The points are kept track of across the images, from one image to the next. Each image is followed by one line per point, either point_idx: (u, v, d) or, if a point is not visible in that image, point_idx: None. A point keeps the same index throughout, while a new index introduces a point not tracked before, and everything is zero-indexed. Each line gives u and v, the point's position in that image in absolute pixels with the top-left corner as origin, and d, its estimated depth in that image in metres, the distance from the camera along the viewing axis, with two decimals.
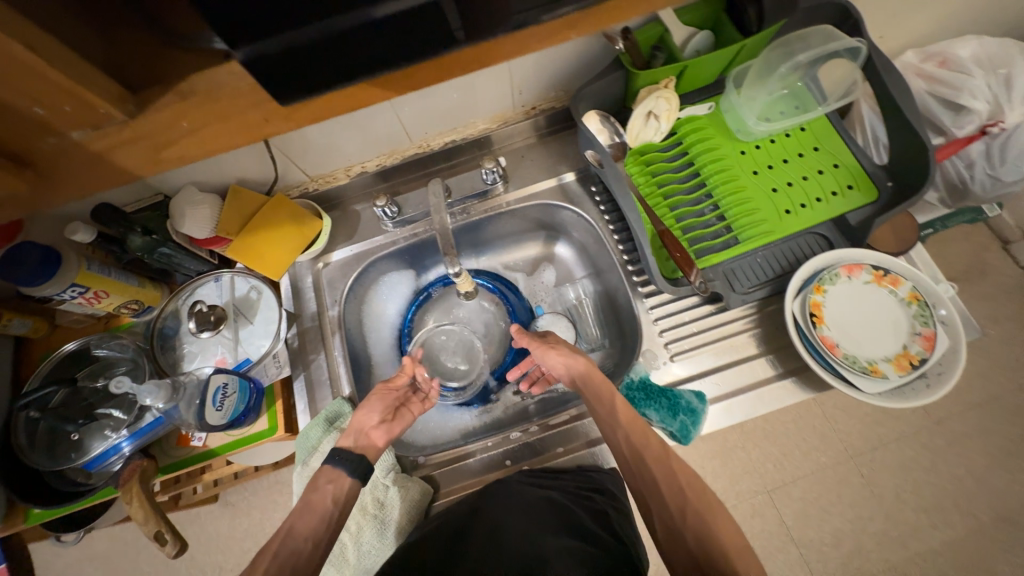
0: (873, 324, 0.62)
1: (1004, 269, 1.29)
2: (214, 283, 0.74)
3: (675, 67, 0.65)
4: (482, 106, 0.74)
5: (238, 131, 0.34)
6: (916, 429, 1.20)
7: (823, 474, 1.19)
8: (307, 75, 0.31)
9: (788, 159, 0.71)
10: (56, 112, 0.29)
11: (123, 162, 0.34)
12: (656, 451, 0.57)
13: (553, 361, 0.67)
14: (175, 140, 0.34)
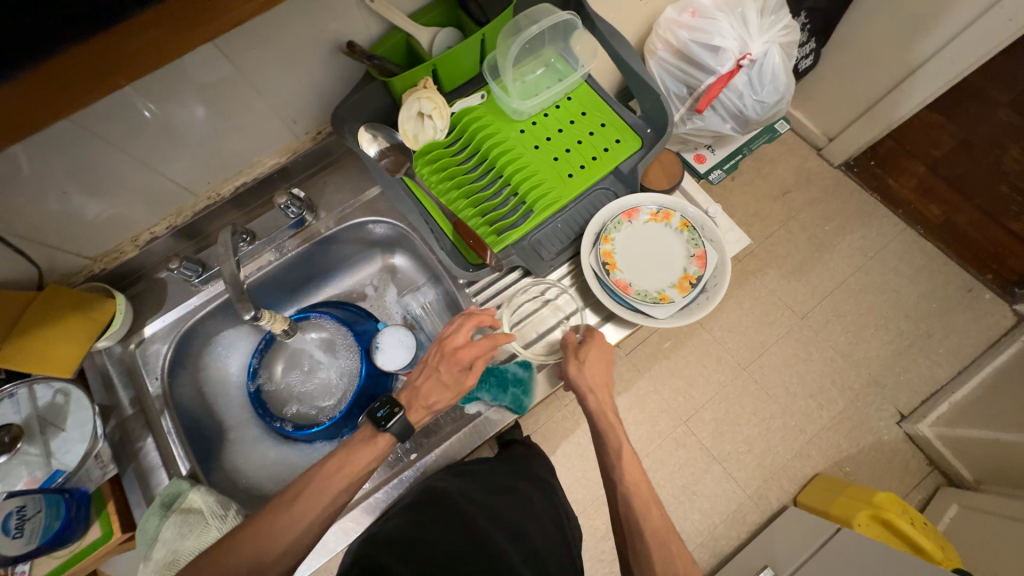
0: (657, 257, 0.70)
1: (824, 171, 1.46)
2: (10, 400, 0.66)
3: (426, 66, 0.67)
4: (261, 144, 0.73)
5: None
6: (787, 328, 1.34)
7: (726, 392, 1.30)
8: None
9: (562, 129, 0.76)
10: None
11: None
12: (646, 492, 0.61)
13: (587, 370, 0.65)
14: None
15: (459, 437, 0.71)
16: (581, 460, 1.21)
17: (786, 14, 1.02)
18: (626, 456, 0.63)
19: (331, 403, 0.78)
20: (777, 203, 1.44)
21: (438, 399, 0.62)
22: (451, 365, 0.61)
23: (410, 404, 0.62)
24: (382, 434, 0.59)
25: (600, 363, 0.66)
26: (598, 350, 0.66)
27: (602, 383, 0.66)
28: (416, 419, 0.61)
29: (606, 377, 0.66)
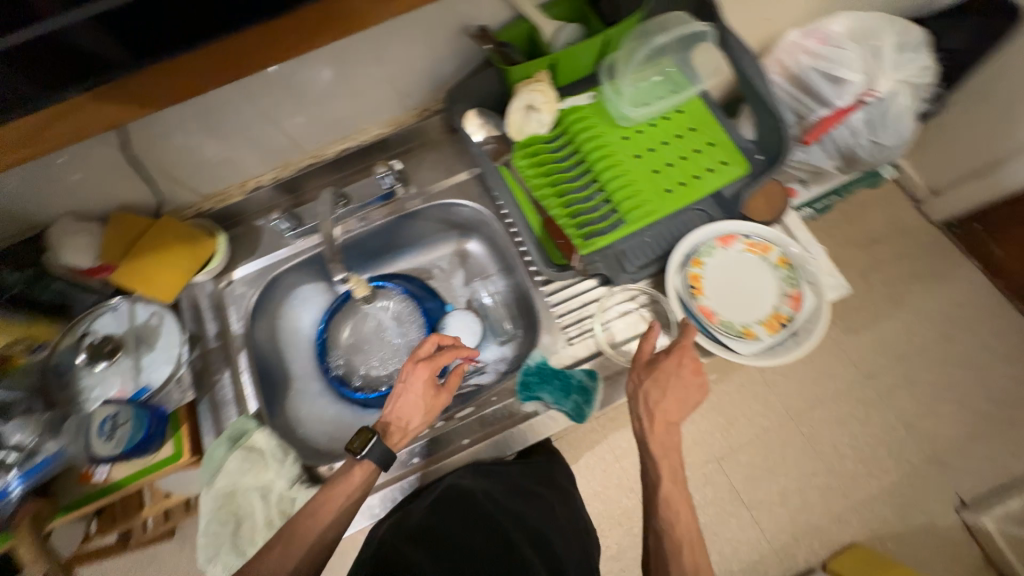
0: (748, 289, 0.66)
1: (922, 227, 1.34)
2: (112, 314, 0.73)
3: (546, 60, 0.67)
4: (371, 112, 0.75)
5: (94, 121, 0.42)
6: (848, 385, 1.25)
7: (768, 436, 1.23)
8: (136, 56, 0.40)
9: (667, 141, 0.74)
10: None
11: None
12: (689, 521, 0.58)
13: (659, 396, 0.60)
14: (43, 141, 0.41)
15: (512, 434, 0.68)
16: (603, 477, 1.16)
17: (925, 54, 0.95)
18: (673, 481, 0.60)
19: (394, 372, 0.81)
20: (863, 250, 1.33)
21: (411, 419, 0.65)
22: (421, 383, 0.65)
23: (386, 429, 0.64)
24: (359, 463, 0.61)
25: (677, 382, 0.60)
26: (681, 362, 0.61)
27: (666, 399, 0.61)
28: (394, 443, 0.63)
29: (683, 401, 0.61)
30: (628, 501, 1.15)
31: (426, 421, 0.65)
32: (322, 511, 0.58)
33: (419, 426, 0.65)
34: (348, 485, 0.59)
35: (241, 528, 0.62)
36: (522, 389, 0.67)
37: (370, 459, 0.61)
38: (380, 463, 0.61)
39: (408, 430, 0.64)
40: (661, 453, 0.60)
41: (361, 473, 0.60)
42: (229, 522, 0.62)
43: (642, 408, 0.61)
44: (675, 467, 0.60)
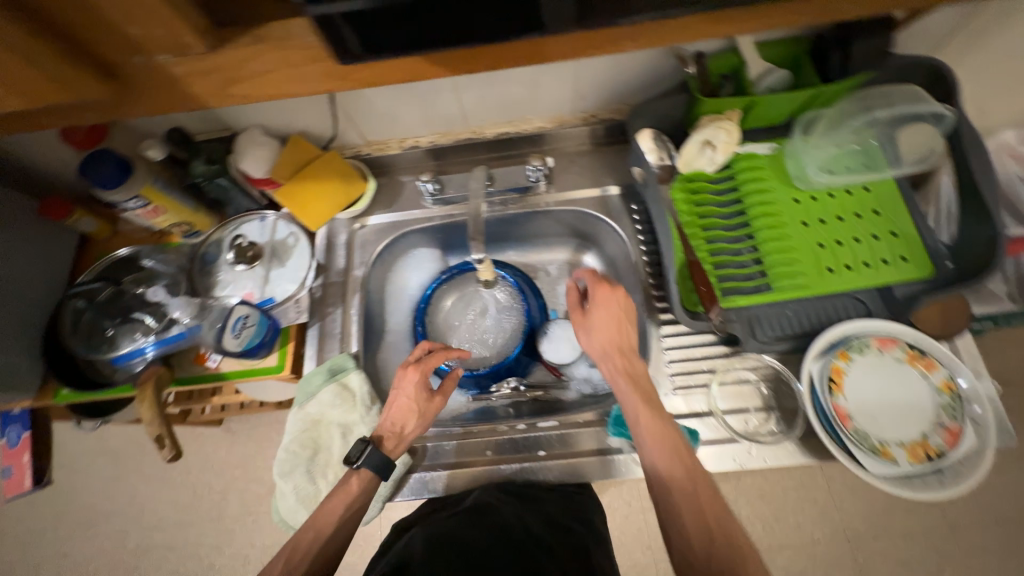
0: (896, 404, 0.58)
1: None
2: (259, 222, 0.79)
3: (744, 100, 0.64)
4: (543, 105, 0.75)
5: (307, 79, 0.38)
6: None
7: (816, 550, 0.97)
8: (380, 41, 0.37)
9: (843, 217, 0.67)
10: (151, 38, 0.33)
11: (193, 90, 0.37)
12: (695, 477, 0.52)
13: (601, 325, 0.62)
14: (244, 78, 0.38)
15: (592, 464, 0.64)
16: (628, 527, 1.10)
17: None
18: (665, 436, 0.54)
19: (481, 358, 0.80)
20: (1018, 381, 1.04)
21: (406, 424, 0.64)
22: (415, 387, 0.65)
23: (381, 437, 0.63)
24: (355, 471, 0.60)
25: (602, 308, 0.62)
26: (617, 297, 0.62)
27: (621, 328, 0.61)
28: (390, 449, 0.62)
29: (614, 329, 0.61)
30: (637, 556, 1.03)
31: (421, 426, 0.64)
32: (321, 522, 0.57)
33: (414, 431, 0.64)
34: (346, 492, 0.59)
35: (318, 457, 0.65)
36: (615, 423, 0.63)
37: (366, 467, 0.60)
38: (378, 471, 0.60)
39: (404, 435, 0.64)
40: (627, 392, 0.58)
41: (356, 481, 0.60)
42: (309, 449, 0.65)
43: (594, 354, 0.62)
44: (657, 414, 0.56)
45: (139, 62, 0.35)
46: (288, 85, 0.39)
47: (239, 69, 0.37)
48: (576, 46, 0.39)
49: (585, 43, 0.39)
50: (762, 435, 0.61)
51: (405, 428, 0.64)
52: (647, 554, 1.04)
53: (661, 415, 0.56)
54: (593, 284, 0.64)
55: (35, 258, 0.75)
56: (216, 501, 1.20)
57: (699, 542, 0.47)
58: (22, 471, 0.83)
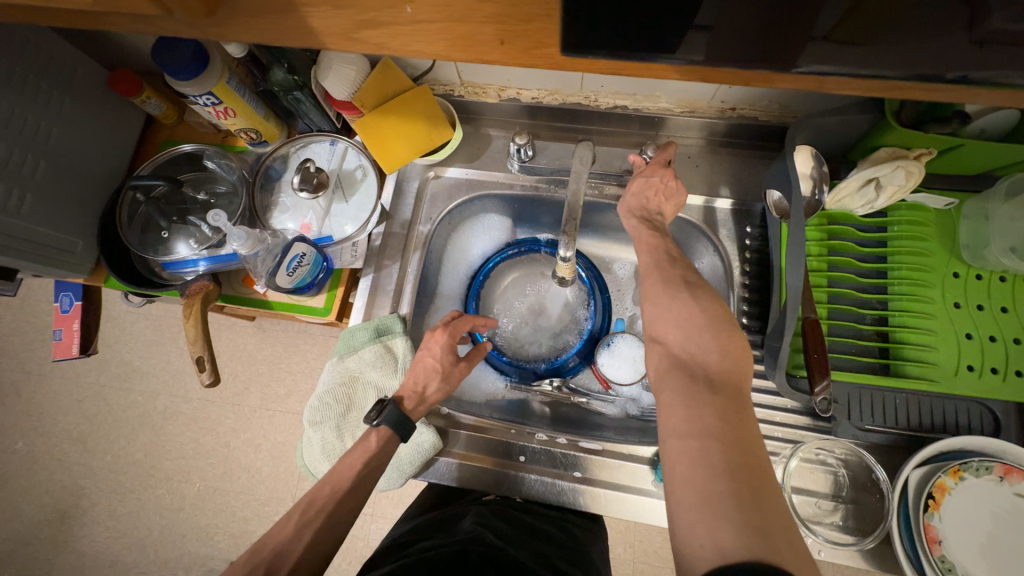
0: (998, 543, 0.50)
1: None
2: (328, 146, 0.71)
3: (948, 140, 0.50)
4: (679, 83, 0.62)
5: (463, 43, 0.28)
6: None
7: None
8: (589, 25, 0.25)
9: (1010, 310, 0.55)
10: None
11: (313, 23, 0.27)
12: (706, 332, 0.44)
13: (642, 189, 0.61)
14: (380, 24, 0.27)
15: (624, 504, 0.59)
16: None
17: None
18: (670, 302, 0.48)
19: (531, 347, 0.74)
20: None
21: (428, 385, 0.61)
22: (448, 350, 0.61)
23: (402, 395, 0.59)
24: (375, 429, 0.56)
25: (637, 190, 0.61)
26: (666, 173, 0.60)
27: (657, 195, 0.60)
28: (411, 411, 0.58)
29: (656, 186, 0.60)
30: (618, 553, 1.01)
31: (444, 391, 0.61)
32: (337, 479, 0.53)
33: (438, 395, 0.61)
34: (365, 450, 0.55)
35: (350, 414, 0.63)
36: None
37: (385, 425, 0.56)
38: (397, 431, 0.56)
39: (425, 396, 0.60)
40: (641, 230, 0.58)
41: (372, 441, 0.56)
42: (341, 404, 0.63)
43: (624, 205, 0.62)
44: (665, 280, 0.51)
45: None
46: (425, 45, 0.28)
47: (378, 11, 0.26)
48: (827, 81, 0.28)
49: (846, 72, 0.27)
50: (822, 523, 0.55)
51: (428, 390, 0.60)
52: (628, 551, 1.01)
53: (670, 281, 0.50)
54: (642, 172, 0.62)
55: (101, 136, 0.71)
56: (239, 390, 1.25)
57: (684, 395, 0.40)
58: (71, 337, 0.86)
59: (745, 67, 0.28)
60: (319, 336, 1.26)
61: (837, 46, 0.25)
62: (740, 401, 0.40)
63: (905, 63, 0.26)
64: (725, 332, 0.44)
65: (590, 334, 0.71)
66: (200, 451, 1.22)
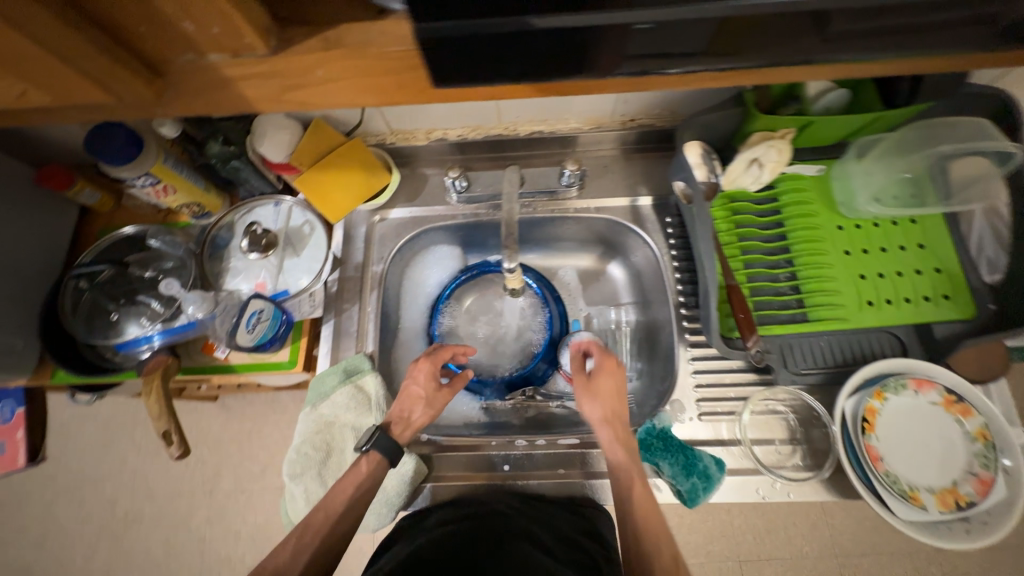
0: (928, 450, 0.57)
1: None
2: (273, 207, 0.74)
3: (801, 120, 0.60)
4: (583, 105, 0.71)
5: (373, 89, 0.32)
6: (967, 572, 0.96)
7: (803, 564, 0.98)
8: (473, 58, 0.30)
9: (887, 249, 0.65)
10: (203, 32, 0.28)
11: (246, 92, 0.31)
12: (624, 470, 0.56)
13: (603, 386, 0.61)
14: (303, 85, 0.31)
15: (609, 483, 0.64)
16: None
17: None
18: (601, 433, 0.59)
19: (503, 362, 0.77)
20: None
21: (415, 411, 0.62)
22: (431, 376, 0.63)
23: (390, 420, 0.61)
24: (364, 456, 0.57)
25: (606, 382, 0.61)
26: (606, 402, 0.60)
27: (614, 398, 0.60)
28: (397, 434, 0.60)
29: (617, 392, 0.61)
30: None
31: (432, 416, 0.63)
32: (331, 503, 0.54)
33: (426, 421, 0.62)
34: (355, 475, 0.56)
35: (330, 460, 0.64)
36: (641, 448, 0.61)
37: (375, 450, 0.57)
38: (387, 456, 0.57)
39: (412, 421, 0.61)
40: (610, 433, 0.58)
41: (364, 469, 0.57)
42: (320, 451, 0.64)
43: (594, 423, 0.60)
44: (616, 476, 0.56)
45: (187, 60, 0.29)
46: (345, 97, 0.32)
47: (299, 76, 0.30)
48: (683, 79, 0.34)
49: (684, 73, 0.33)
50: (786, 467, 0.61)
51: (414, 414, 0.62)
52: None
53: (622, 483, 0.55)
54: (601, 361, 0.63)
55: (34, 232, 0.70)
56: (209, 477, 1.18)
57: None
58: (15, 448, 0.82)
59: (612, 80, 0.34)
60: (289, 404, 1.22)
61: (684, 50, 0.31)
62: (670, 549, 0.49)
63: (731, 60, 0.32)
64: (665, 541, 0.50)
65: (552, 339, 0.76)
66: (173, 552, 1.13)
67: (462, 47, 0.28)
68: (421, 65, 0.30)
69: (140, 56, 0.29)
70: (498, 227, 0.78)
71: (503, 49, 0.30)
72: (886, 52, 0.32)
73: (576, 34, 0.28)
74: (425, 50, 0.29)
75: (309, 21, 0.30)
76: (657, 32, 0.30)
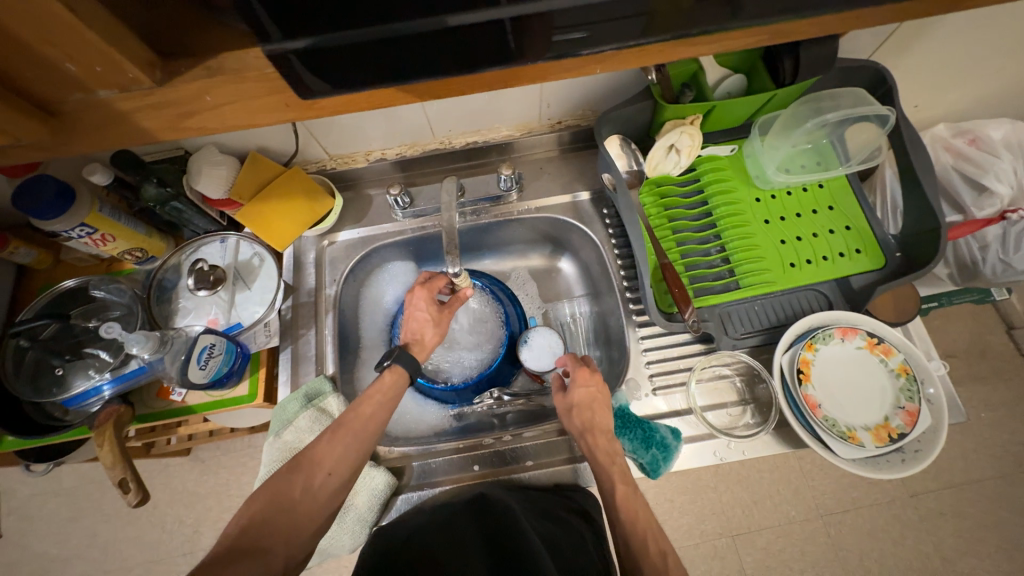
0: (859, 390, 0.62)
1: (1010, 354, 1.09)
2: (219, 244, 0.74)
3: (704, 105, 0.65)
4: (511, 113, 0.75)
5: (265, 110, 0.32)
6: (940, 511, 1.01)
7: (792, 529, 1.02)
8: (355, 71, 0.31)
9: (802, 214, 0.71)
10: (86, 71, 0.27)
11: (143, 124, 0.30)
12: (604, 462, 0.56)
13: (580, 391, 0.62)
14: (197, 112, 0.31)
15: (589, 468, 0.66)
16: None
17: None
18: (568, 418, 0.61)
19: (456, 367, 0.77)
20: (983, 353, 1.10)
21: (425, 333, 0.68)
22: (430, 302, 0.69)
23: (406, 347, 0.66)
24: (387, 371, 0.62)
25: (584, 393, 0.62)
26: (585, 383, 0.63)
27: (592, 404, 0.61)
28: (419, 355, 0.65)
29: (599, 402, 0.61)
30: None
31: (440, 334, 0.69)
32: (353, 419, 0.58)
33: (433, 338, 0.68)
34: (381, 384, 0.60)
35: None
36: None
37: (397, 364, 0.63)
38: (408, 368, 0.63)
39: (425, 341, 0.67)
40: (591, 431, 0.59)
41: (385, 390, 0.60)
42: None
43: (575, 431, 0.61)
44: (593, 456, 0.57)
45: (81, 99, 0.28)
46: (238, 120, 0.32)
47: (187, 102, 0.30)
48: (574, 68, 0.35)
49: (571, 66, 0.35)
50: (738, 426, 0.64)
51: (425, 337, 0.68)
52: None
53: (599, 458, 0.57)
54: (578, 372, 0.64)
55: None
56: (189, 535, 1.13)
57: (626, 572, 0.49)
58: None
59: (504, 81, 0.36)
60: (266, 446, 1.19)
61: (555, 46, 0.32)
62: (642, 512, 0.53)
63: (604, 51, 0.34)
64: (637, 504, 0.53)
65: (510, 339, 0.78)
66: None
67: (341, 59, 0.29)
68: (310, 83, 0.30)
69: (29, 99, 0.27)
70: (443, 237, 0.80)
71: (381, 63, 0.30)
72: (748, 43, 0.37)
73: (450, 37, 0.30)
74: (309, 70, 0.30)
75: (192, 49, 0.30)
76: (525, 32, 0.31)
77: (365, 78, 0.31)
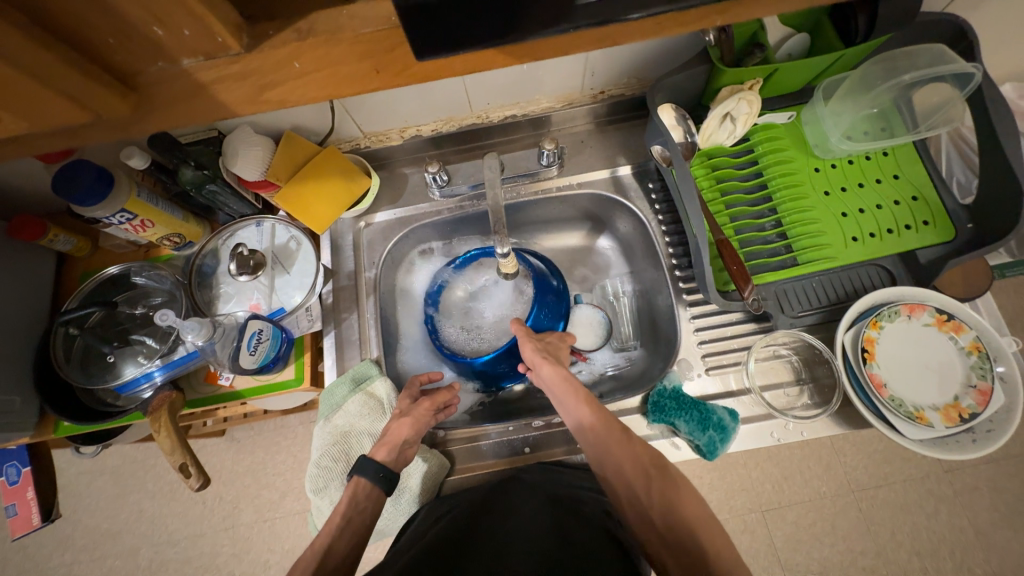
0: (924, 369, 0.59)
1: None
2: (256, 228, 0.73)
3: (767, 69, 0.60)
4: (552, 84, 0.71)
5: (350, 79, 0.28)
6: (976, 485, 0.99)
7: (823, 504, 1.01)
8: (453, 36, 0.25)
9: (865, 183, 0.67)
10: (174, 36, 0.23)
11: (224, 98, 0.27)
12: (616, 448, 0.56)
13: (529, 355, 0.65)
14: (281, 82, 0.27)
15: None
16: None
17: None
18: (544, 371, 0.63)
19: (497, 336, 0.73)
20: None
21: (389, 428, 0.63)
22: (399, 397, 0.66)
23: (376, 444, 0.62)
24: (352, 481, 0.59)
25: (530, 354, 0.65)
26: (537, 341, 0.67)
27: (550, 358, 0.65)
28: (376, 456, 0.60)
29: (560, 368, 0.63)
30: None
31: (407, 425, 0.61)
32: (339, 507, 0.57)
33: (399, 433, 0.61)
34: (341, 500, 0.57)
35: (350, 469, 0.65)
36: (655, 410, 0.62)
37: (359, 476, 0.59)
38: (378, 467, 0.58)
39: (386, 436, 0.62)
40: (558, 379, 0.62)
41: (351, 491, 0.58)
42: (340, 463, 0.64)
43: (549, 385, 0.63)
44: (609, 429, 0.58)
45: (161, 70, 0.25)
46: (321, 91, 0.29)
47: (274, 73, 0.26)
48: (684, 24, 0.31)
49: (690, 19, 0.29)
50: (796, 407, 0.63)
51: (390, 429, 0.62)
52: None
53: (612, 429, 0.58)
54: (522, 341, 0.67)
55: (17, 286, 0.68)
56: (229, 511, 1.17)
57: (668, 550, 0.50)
58: (26, 508, 0.81)
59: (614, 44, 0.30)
60: (298, 427, 1.20)
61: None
62: (676, 499, 0.53)
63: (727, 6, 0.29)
64: (665, 488, 0.54)
65: (541, 299, 0.73)
66: None
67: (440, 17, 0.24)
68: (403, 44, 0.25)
69: (106, 68, 0.24)
70: (486, 216, 0.78)
71: (485, 18, 0.24)
72: None
73: None
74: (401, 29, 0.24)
75: (276, 7, 0.26)
76: None
77: (456, 42, 0.26)
